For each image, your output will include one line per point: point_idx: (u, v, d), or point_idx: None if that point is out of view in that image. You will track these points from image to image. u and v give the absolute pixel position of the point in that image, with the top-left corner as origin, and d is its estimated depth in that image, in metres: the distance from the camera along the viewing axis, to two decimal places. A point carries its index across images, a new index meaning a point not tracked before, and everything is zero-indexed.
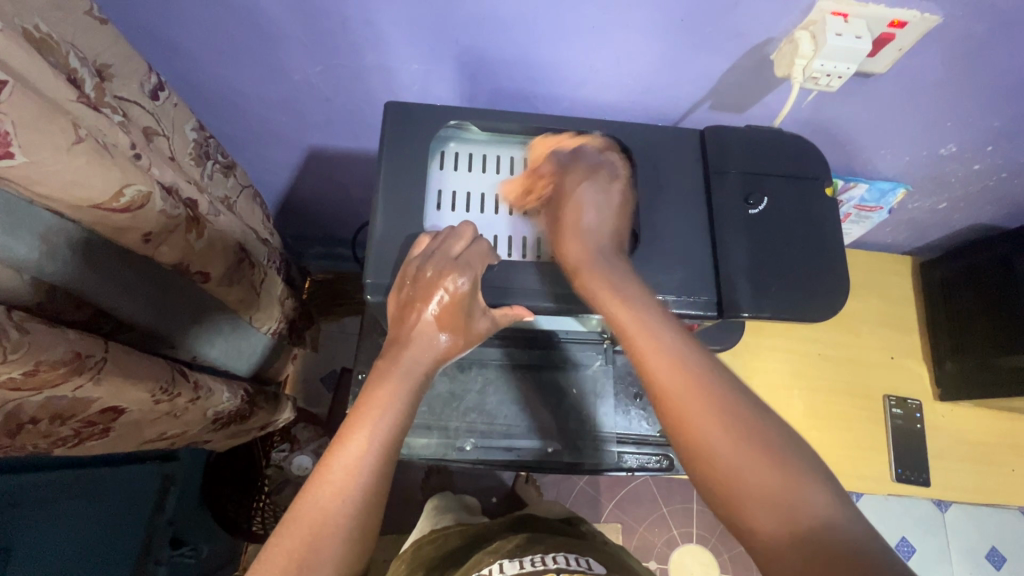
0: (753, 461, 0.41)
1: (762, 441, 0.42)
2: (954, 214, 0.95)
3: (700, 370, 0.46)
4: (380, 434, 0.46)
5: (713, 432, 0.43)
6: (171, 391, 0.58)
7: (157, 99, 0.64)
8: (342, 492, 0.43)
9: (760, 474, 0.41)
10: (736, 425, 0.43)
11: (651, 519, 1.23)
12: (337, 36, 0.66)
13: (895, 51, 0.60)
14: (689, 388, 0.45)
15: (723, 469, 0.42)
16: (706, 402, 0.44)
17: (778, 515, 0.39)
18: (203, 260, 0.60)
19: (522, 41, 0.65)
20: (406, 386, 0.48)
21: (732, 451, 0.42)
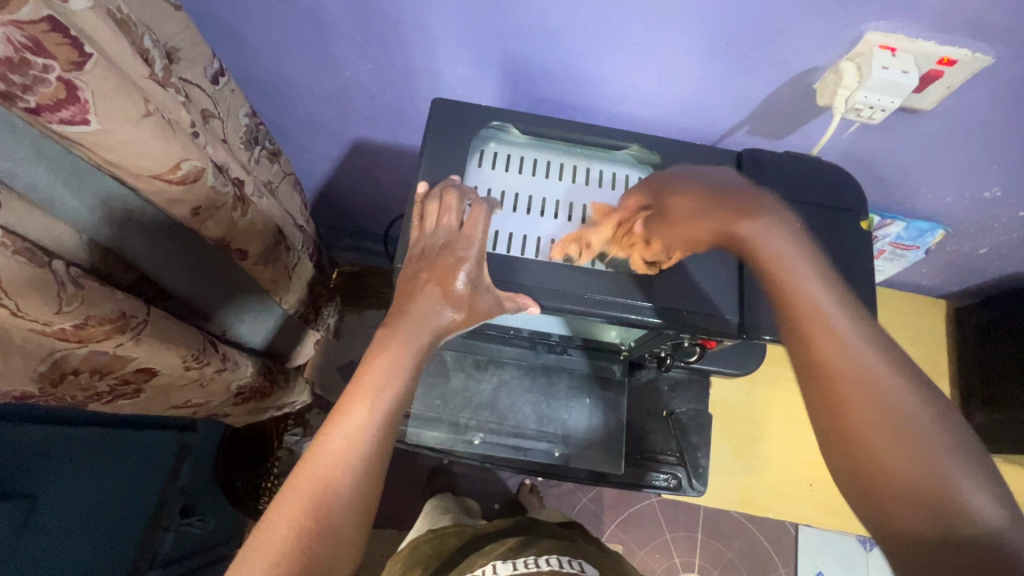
0: (908, 453, 0.39)
1: (910, 423, 0.40)
2: (993, 260, 0.92)
3: (869, 352, 0.43)
4: (379, 396, 0.47)
5: (865, 400, 0.42)
6: (201, 360, 0.60)
7: (216, 84, 0.68)
8: (348, 454, 0.44)
9: (915, 466, 0.39)
10: (886, 417, 0.41)
11: (652, 543, 1.21)
12: (390, 37, 0.69)
13: (943, 88, 0.60)
14: (850, 367, 0.43)
15: (869, 455, 0.40)
16: (863, 370, 0.42)
17: (923, 499, 0.38)
18: (244, 238, 0.63)
19: (565, 53, 0.67)
20: (409, 346, 0.50)
21: (884, 428, 0.40)
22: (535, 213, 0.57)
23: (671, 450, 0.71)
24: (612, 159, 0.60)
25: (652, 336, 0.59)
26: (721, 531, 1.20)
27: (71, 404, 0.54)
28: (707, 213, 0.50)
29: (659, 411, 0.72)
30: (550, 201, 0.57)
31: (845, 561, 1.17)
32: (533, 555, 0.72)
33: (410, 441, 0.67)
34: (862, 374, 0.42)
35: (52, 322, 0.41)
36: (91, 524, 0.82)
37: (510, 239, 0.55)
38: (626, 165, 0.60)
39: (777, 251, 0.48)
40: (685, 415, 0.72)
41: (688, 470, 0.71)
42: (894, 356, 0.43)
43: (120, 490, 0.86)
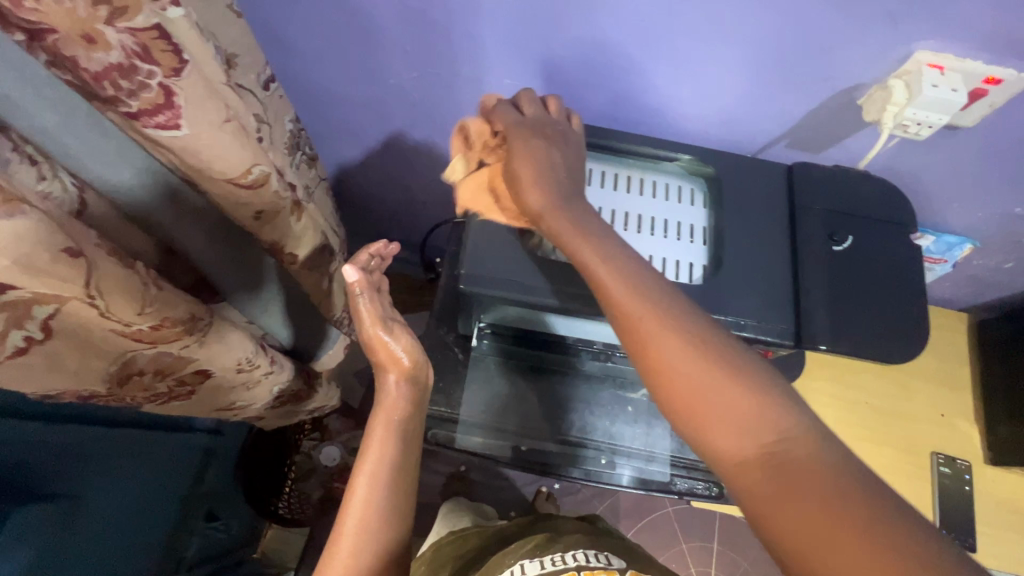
0: (723, 387, 0.40)
1: (716, 361, 0.41)
2: (1019, 274, 0.94)
3: (745, 393, 0.40)
4: (382, 471, 0.56)
5: (666, 343, 0.42)
6: (252, 362, 0.61)
7: (267, 89, 0.70)
8: (358, 545, 0.52)
9: (729, 397, 0.40)
10: (705, 375, 0.41)
11: (669, 553, 1.21)
12: (438, 46, 0.70)
13: (986, 106, 0.61)
14: (745, 425, 0.39)
15: (694, 413, 0.40)
16: (646, 305, 0.45)
17: (739, 431, 0.39)
18: (296, 242, 0.63)
19: (612, 65, 0.68)
20: (388, 423, 0.58)
21: (688, 370, 0.41)
22: None
23: None
24: (664, 170, 0.62)
25: None
26: (739, 541, 1.20)
27: (129, 405, 0.54)
28: (545, 134, 0.56)
29: None
30: (608, 210, 0.58)
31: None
32: (558, 551, 0.71)
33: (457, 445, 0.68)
34: (654, 314, 0.44)
35: (132, 323, 0.42)
36: (122, 524, 0.81)
37: None
38: (678, 176, 0.62)
39: (609, 277, 0.47)
40: None
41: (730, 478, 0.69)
42: (666, 294, 0.46)
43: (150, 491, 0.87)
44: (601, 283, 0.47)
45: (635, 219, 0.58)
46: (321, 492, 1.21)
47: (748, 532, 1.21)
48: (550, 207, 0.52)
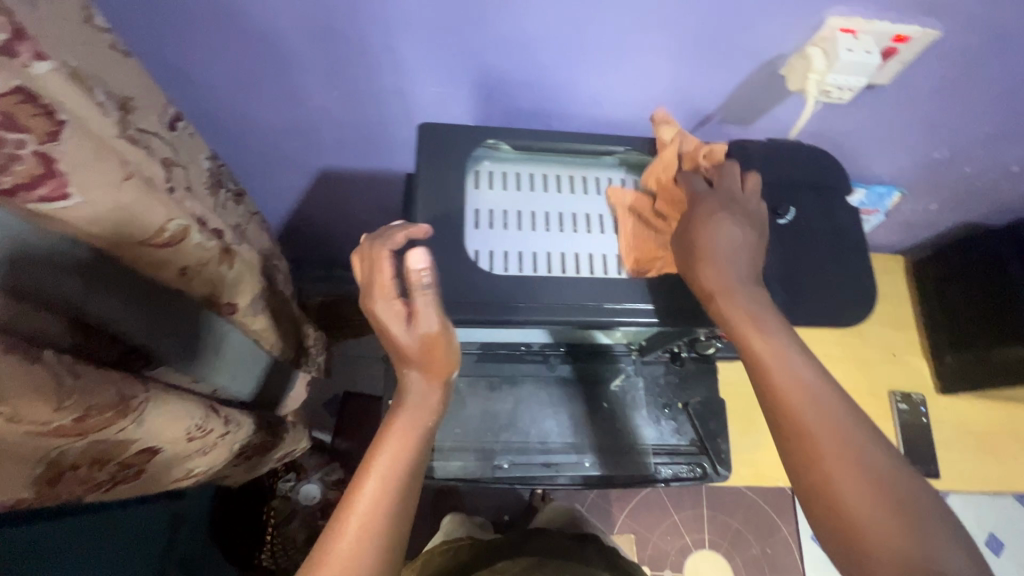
0: (860, 469, 0.45)
1: (852, 442, 0.46)
2: (945, 213, 0.99)
3: (809, 380, 0.48)
4: (392, 481, 0.47)
5: (812, 421, 0.47)
6: (204, 428, 0.56)
7: (174, 129, 0.64)
8: (360, 552, 0.44)
9: (866, 480, 0.44)
10: (844, 449, 0.45)
11: (663, 527, 1.23)
12: (356, 62, 0.66)
13: (898, 63, 0.63)
14: (809, 406, 0.47)
15: (843, 491, 0.44)
16: (813, 399, 0.47)
17: (880, 512, 0.43)
18: (233, 291, 0.58)
19: (541, 62, 0.66)
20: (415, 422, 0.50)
21: (844, 456, 0.45)
22: (542, 229, 0.56)
23: (691, 440, 0.70)
24: (603, 165, 0.62)
25: (662, 335, 0.61)
26: (726, 505, 1.24)
27: (67, 501, 0.48)
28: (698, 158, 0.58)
29: (675, 403, 0.71)
30: (553, 213, 0.57)
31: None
32: None
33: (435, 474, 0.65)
34: (815, 401, 0.47)
35: (50, 421, 0.38)
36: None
37: (519, 257, 0.55)
38: (617, 169, 0.62)
39: (765, 350, 0.49)
40: (700, 403, 0.71)
41: (712, 457, 0.70)
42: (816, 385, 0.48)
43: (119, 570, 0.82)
44: (766, 369, 0.49)
45: (582, 221, 0.58)
46: (304, 535, 1.16)
47: (733, 494, 1.24)
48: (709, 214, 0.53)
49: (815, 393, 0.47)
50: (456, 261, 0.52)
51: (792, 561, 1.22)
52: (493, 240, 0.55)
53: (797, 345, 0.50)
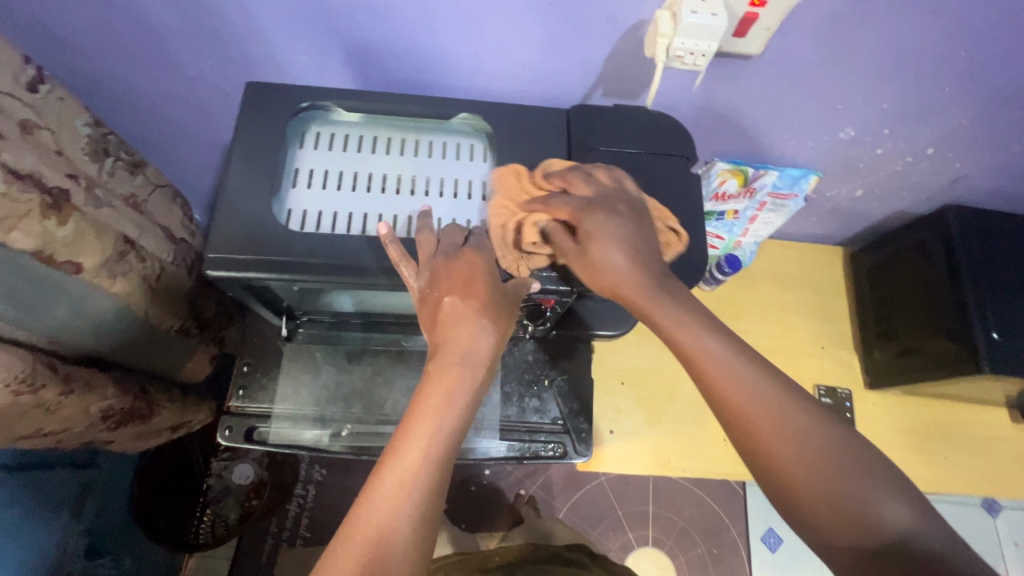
0: (791, 440, 0.43)
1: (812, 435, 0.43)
2: (872, 201, 0.95)
3: (728, 346, 0.47)
4: (437, 443, 0.45)
5: (749, 402, 0.45)
6: (33, 383, 0.58)
7: (37, 91, 0.65)
8: (399, 510, 0.42)
9: (794, 449, 0.43)
10: (787, 435, 0.44)
11: (605, 523, 1.11)
12: (218, 28, 0.66)
13: (763, 30, 0.61)
14: (732, 390, 0.45)
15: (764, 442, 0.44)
16: (736, 376, 0.46)
17: (833, 504, 0.42)
18: (71, 250, 0.59)
19: (402, 30, 0.65)
20: (463, 378, 0.47)
21: (786, 442, 0.43)
22: (365, 189, 0.54)
23: (554, 418, 0.69)
24: (447, 129, 0.59)
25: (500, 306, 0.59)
26: (672, 502, 1.12)
27: None
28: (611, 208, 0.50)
29: (542, 379, 0.71)
30: (378, 175, 0.55)
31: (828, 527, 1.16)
32: None
33: (282, 441, 0.65)
34: (736, 380, 0.45)
35: None
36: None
37: (335, 216, 0.53)
38: (461, 133, 0.59)
39: (677, 326, 0.48)
40: (566, 381, 0.71)
41: (573, 436, 0.70)
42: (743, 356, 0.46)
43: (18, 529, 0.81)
44: (675, 334, 0.48)
45: (413, 182, 0.55)
46: (238, 512, 1.20)
47: (680, 490, 1.12)
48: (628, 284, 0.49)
49: (732, 370, 0.46)
50: (260, 217, 0.51)
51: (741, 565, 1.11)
52: (311, 199, 0.54)
53: (710, 330, 0.48)
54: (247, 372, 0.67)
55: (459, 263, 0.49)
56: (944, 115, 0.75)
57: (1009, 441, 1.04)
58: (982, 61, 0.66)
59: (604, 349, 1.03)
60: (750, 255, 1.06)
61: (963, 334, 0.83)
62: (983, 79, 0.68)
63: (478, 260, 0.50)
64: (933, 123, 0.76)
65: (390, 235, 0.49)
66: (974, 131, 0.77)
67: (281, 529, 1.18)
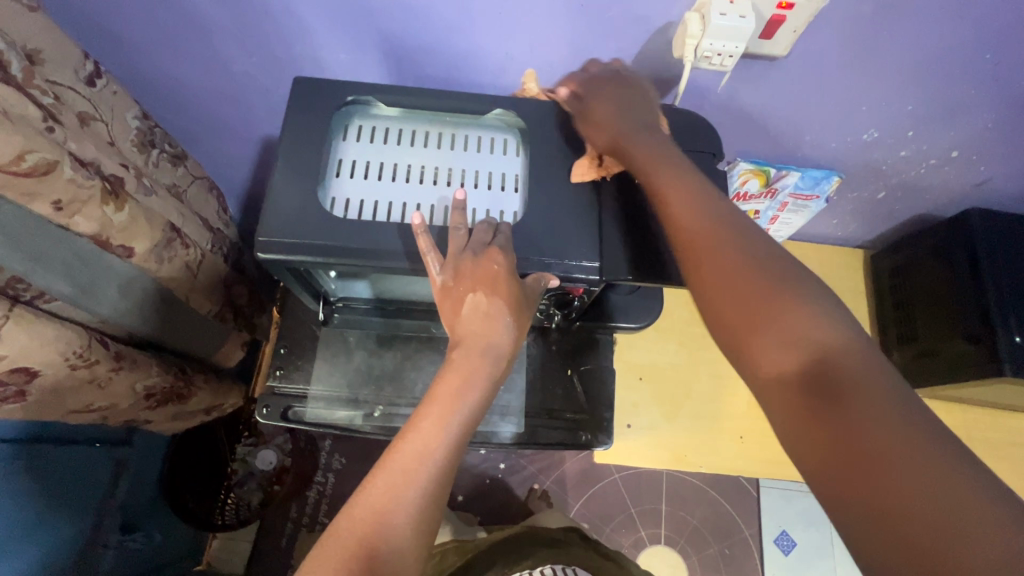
0: (746, 290, 0.44)
1: (771, 279, 0.44)
2: (894, 204, 0.96)
3: (719, 214, 0.48)
4: (452, 425, 0.48)
5: (716, 253, 0.46)
6: (88, 358, 0.62)
7: (93, 85, 0.69)
8: (411, 482, 0.45)
9: (748, 300, 0.43)
10: (742, 278, 0.44)
11: (618, 519, 1.13)
12: (263, 26, 0.69)
13: (790, 32, 0.62)
14: (696, 230, 0.48)
15: (717, 290, 0.45)
16: (715, 232, 0.47)
17: (784, 349, 0.41)
18: (125, 234, 0.63)
19: (438, 29, 0.68)
20: (480, 367, 0.50)
21: (735, 289, 0.44)
22: (404, 180, 0.57)
23: (576, 407, 0.72)
24: (482, 124, 0.62)
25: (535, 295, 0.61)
26: (685, 501, 1.13)
27: None
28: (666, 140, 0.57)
29: (565, 369, 0.73)
30: (416, 166, 0.58)
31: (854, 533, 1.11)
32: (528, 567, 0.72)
33: (320, 419, 0.69)
34: (713, 237, 0.47)
35: None
36: (48, 525, 0.83)
37: (375, 205, 0.56)
38: (495, 128, 0.62)
39: (674, 192, 0.50)
40: (589, 371, 0.73)
41: (595, 425, 0.72)
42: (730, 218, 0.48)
43: (57, 501, 0.84)
44: (668, 199, 0.50)
45: (449, 173, 0.58)
46: (261, 496, 1.23)
47: (695, 490, 1.13)
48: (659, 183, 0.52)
49: (714, 225, 0.47)
50: (306, 205, 0.54)
51: (752, 565, 1.11)
52: (353, 188, 0.56)
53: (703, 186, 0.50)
54: (284, 354, 0.70)
55: (483, 265, 0.50)
56: (968, 117, 0.75)
57: None
58: (1008, 64, 0.67)
59: (623, 344, 1.04)
60: None
61: (984, 336, 0.83)
62: (1008, 82, 0.69)
63: (501, 263, 0.50)
64: (957, 126, 0.77)
65: (422, 228, 0.50)
66: (999, 134, 0.78)
67: (302, 515, 1.23)
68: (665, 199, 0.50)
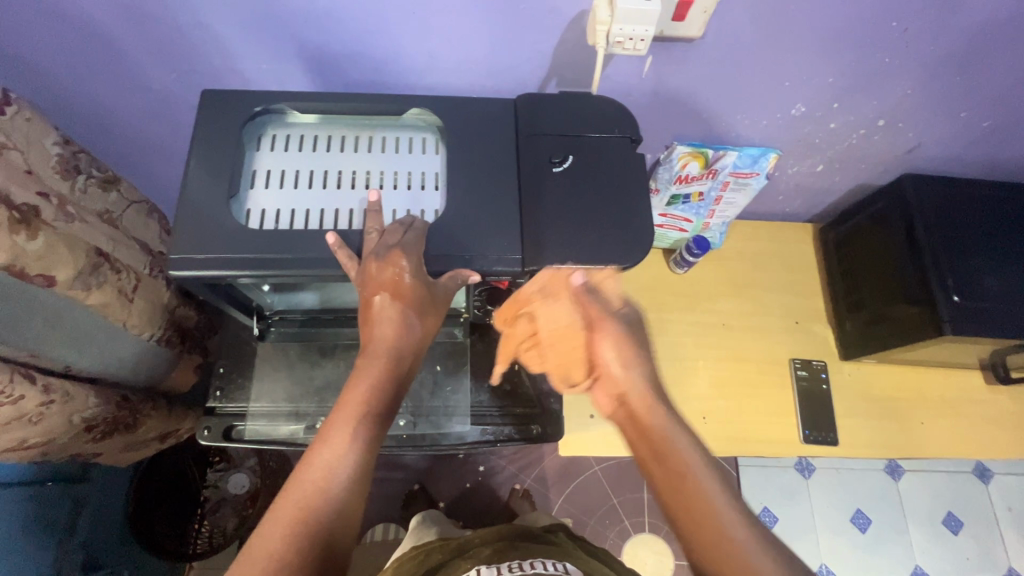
0: (712, 524, 0.49)
1: (729, 523, 0.49)
2: (834, 176, 0.98)
3: (693, 448, 0.53)
4: (362, 430, 0.48)
5: (686, 488, 0.51)
6: (11, 394, 0.61)
7: (3, 113, 0.66)
8: (324, 492, 0.45)
9: (717, 539, 0.48)
10: (706, 511, 0.50)
11: (600, 511, 1.13)
12: (177, 41, 0.68)
13: (701, 12, 0.63)
14: (678, 463, 0.52)
15: (679, 504, 0.51)
16: (684, 466, 0.52)
17: None
18: (45, 262, 0.61)
19: (353, 32, 0.67)
20: (386, 371, 0.50)
21: (705, 522, 0.49)
22: (321, 186, 0.56)
23: (526, 400, 0.72)
24: (401, 124, 0.61)
25: (465, 293, 0.61)
26: None
27: None
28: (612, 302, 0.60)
29: (512, 364, 0.73)
30: (333, 171, 0.57)
31: (836, 502, 1.10)
32: (518, 560, 0.70)
33: (262, 435, 0.68)
34: (683, 470, 0.52)
35: None
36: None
37: (292, 214, 0.55)
38: (414, 128, 0.61)
39: (661, 421, 0.55)
40: (536, 365, 0.74)
41: (545, 416, 0.72)
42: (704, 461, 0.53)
43: (10, 547, 0.82)
44: (657, 429, 0.54)
45: (367, 177, 0.57)
46: (236, 521, 1.21)
47: None
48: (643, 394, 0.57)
49: (682, 461, 0.52)
50: (219, 220, 0.53)
51: None
52: (269, 198, 0.56)
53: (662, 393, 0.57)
54: (223, 373, 0.70)
55: (388, 268, 0.49)
56: (888, 86, 0.77)
57: (984, 402, 1.06)
58: (915, 30, 0.68)
59: None
60: (720, 236, 1.08)
61: (925, 298, 0.85)
62: (918, 49, 0.71)
63: (405, 265, 0.49)
64: (879, 94, 0.79)
65: (338, 243, 0.51)
66: (920, 100, 0.80)
67: None
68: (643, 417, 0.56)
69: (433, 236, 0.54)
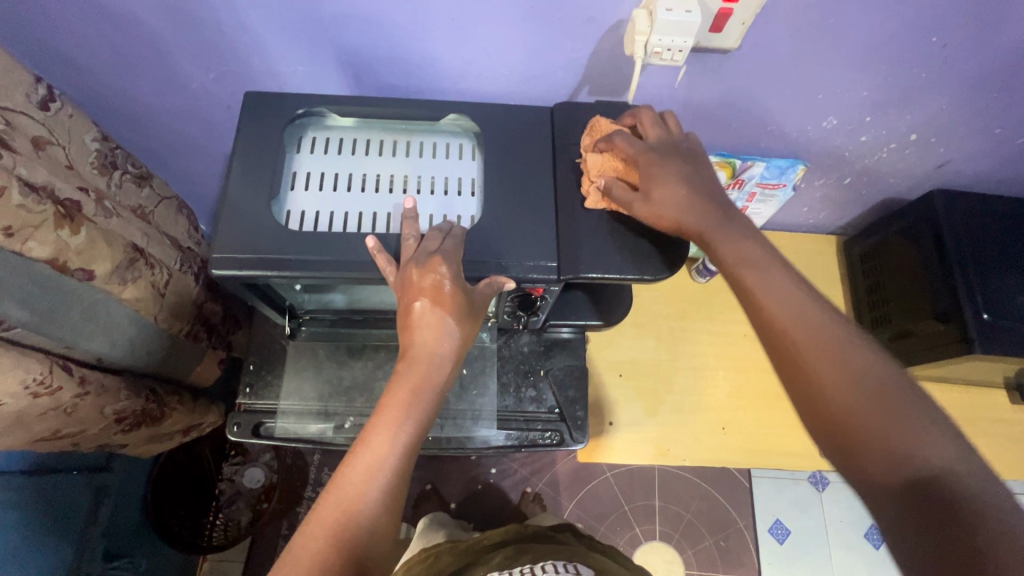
0: (851, 392, 0.45)
1: (873, 387, 0.44)
2: (861, 189, 0.97)
3: (821, 323, 0.48)
4: (401, 436, 0.48)
5: (821, 364, 0.46)
6: (50, 385, 0.63)
7: (48, 109, 0.67)
8: (365, 493, 0.45)
9: (856, 400, 0.44)
10: (841, 376, 0.45)
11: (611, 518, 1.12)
12: (217, 42, 0.69)
13: (739, 24, 0.63)
14: (802, 339, 0.47)
15: (810, 374, 0.46)
16: (814, 340, 0.47)
17: (887, 455, 0.42)
18: (85, 257, 0.62)
19: (391, 37, 0.67)
20: (428, 380, 0.50)
21: (840, 389, 0.45)
22: (359, 190, 0.57)
23: (550, 407, 0.73)
24: (438, 129, 0.62)
25: (498, 298, 0.61)
26: (678, 495, 1.12)
27: None
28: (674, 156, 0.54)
29: (538, 370, 0.74)
30: (372, 175, 0.58)
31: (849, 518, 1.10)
32: (529, 564, 0.69)
33: (288, 432, 0.69)
34: (816, 344, 0.47)
35: None
36: (27, 555, 0.81)
37: (331, 216, 0.56)
38: (450, 133, 0.62)
39: (766, 296, 0.49)
40: (561, 369, 0.74)
41: (569, 423, 0.72)
42: (838, 331, 0.47)
43: (36, 535, 0.83)
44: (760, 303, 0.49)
45: (404, 182, 0.58)
46: (250, 514, 1.21)
47: (686, 484, 1.13)
48: (704, 227, 0.52)
49: (810, 335, 0.47)
50: (260, 221, 0.54)
51: (748, 556, 1.10)
52: (308, 200, 0.56)
53: (815, 309, 0.48)
54: (253, 369, 0.72)
55: (428, 275, 0.50)
56: (922, 101, 0.77)
57: (1007, 422, 1.05)
58: (955, 47, 0.68)
59: (602, 342, 1.05)
60: None
61: (954, 314, 0.84)
62: (957, 64, 0.70)
63: (445, 272, 0.50)
64: (912, 109, 0.78)
65: (378, 247, 0.51)
66: (954, 115, 0.79)
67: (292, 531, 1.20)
68: (757, 298, 0.50)
69: (469, 242, 0.55)
